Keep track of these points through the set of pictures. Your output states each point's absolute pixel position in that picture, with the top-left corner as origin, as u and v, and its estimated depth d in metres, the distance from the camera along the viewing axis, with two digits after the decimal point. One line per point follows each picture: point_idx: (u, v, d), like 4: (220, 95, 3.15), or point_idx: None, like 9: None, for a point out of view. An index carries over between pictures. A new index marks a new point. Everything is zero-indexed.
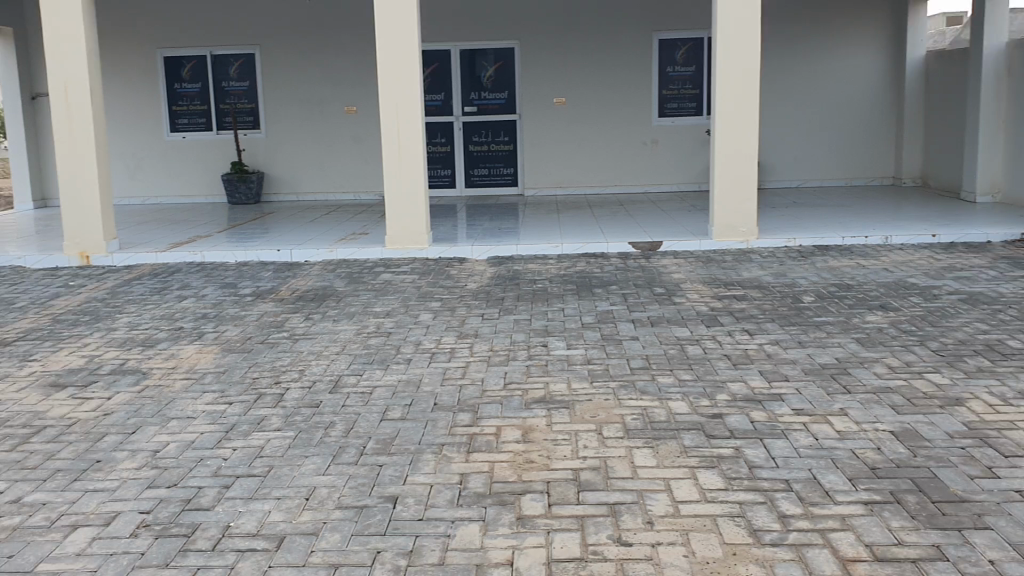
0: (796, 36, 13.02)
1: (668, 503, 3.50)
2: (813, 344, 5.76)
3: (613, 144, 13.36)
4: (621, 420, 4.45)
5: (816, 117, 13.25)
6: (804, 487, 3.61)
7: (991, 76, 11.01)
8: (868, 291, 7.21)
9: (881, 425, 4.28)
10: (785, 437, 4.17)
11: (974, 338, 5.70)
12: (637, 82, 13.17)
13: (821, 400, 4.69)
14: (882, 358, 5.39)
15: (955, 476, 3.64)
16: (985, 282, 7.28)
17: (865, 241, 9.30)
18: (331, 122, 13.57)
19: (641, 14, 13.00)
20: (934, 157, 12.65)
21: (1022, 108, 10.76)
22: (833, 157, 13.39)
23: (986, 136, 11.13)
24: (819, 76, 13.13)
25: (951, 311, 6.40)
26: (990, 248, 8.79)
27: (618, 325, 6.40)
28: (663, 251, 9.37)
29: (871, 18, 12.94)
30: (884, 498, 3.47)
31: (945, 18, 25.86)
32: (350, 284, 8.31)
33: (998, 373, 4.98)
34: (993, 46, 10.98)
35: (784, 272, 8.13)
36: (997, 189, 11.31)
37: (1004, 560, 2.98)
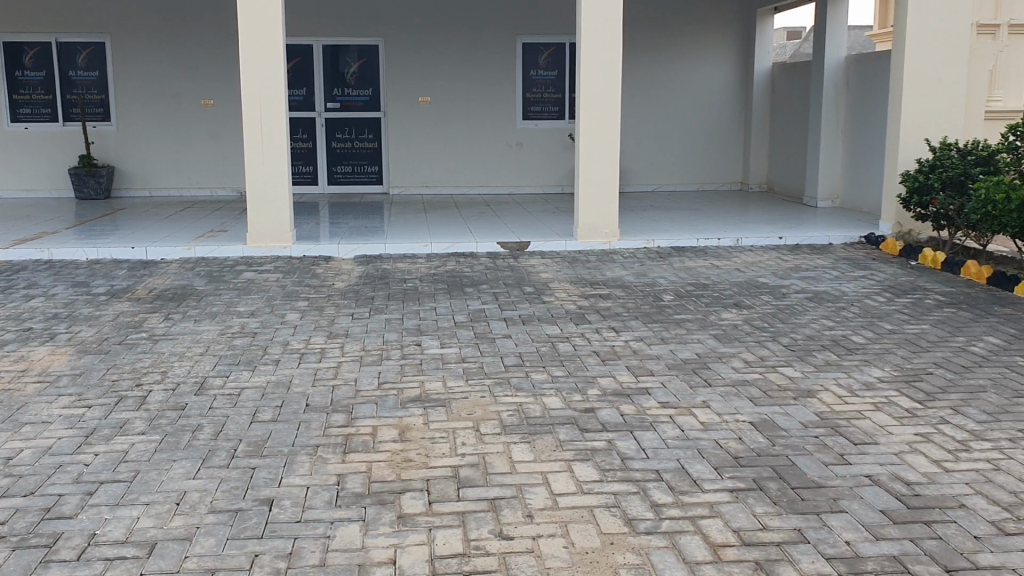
0: (654, 44, 13.46)
1: (546, 496, 3.58)
2: (675, 341, 5.99)
3: (477, 145, 13.46)
4: (497, 416, 4.51)
5: (671, 123, 13.75)
6: (674, 477, 3.76)
7: (832, 89, 11.69)
8: (724, 290, 7.55)
9: (741, 416, 4.50)
10: (653, 429, 4.33)
11: (822, 334, 6.06)
12: (501, 84, 13.31)
13: (685, 394, 4.89)
14: (739, 353, 5.66)
15: (811, 463, 3.87)
16: (830, 281, 7.75)
17: (719, 243, 9.72)
18: (186, 116, 13.11)
19: (505, 17, 13.15)
20: (779, 164, 13.35)
21: (859, 119, 11.48)
22: (687, 162, 13.92)
23: (827, 145, 11.83)
24: (674, 83, 13.63)
25: (800, 309, 6.78)
26: (833, 250, 9.34)
27: (489, 324, 6.47)
28: (530, 251, 9.51)
29: (723, 30, 13.54)
30: (748, 486, 3.66)
31: (786, 32, 27.34)
32: (212, 283, 8.06)
33: (845, 366, 5.31)
34: (834, 60, 11.65)
35: (645, 272, 8.40)
36: (836, 196, 12.05)
37: (858, 540, 3.19)
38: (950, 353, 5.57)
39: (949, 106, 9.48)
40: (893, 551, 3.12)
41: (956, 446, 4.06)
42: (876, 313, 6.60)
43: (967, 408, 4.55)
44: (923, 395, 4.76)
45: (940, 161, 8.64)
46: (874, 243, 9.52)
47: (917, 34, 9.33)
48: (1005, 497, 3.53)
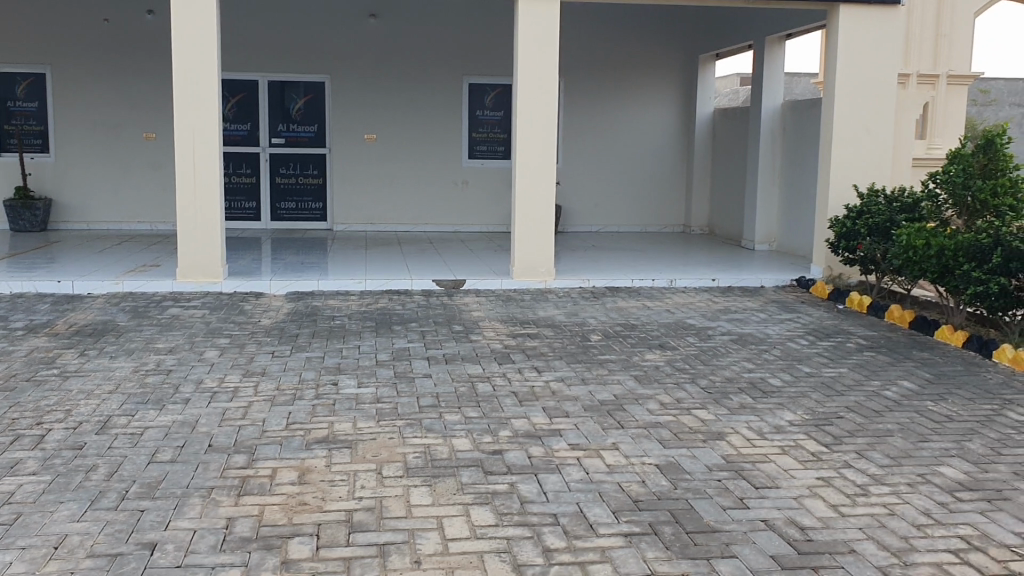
0: (599, 87, 13.60)
1: (438, 541, 3.52)
2: (595, 381, 5.98)
3: (422, 183, 13.47)
4: (402, 459, 4.44)
5: (615, 165, 13.88)
6: (570, 521, 3.72)
7: (768, 135, 11.90)
8: (650, 331, 7.59)
9: (648, 459, 4.48)
10: (558, 471, 4.29)
11: (740, 376, 6.10)
12: (446, 122, 13.36)
13: (595, 435, 4.86)
14: (656, 395, 5.66)
15: (710, 507, 3.86)
16: (755, 323, 7.82)
17: (653, 284, 9.78)
18: (127, 148, 12.96)
19: (451, 56, 13.22)
20: (719, 207, 13.52)
21: (794, 163, 11.68)
22: (630, 203, 14.03)
23: (764, 189, 12.03)
24: (618, 126, 13.76)
25: (723, 351, 6.82)
26: (764, 293, 9.45)
27: (411, 363, 6.41)
28: (466, 289, 9.48)
29: (666, 76, 13.75)
30: (643, 530, 3.63)
31: (737, 78, 27.80)
32: (135, 319, 7.90)
33: (758, 410, 5.32)
34: (770, 106, 11.88)
35: (576, 312, 8.42)
36: (772, 239, 12.22)
37: None
38: (863, 397, 5.62)
39: (877, 153, 9.69)
40: None
41: (856, 490, 4.08)
42: (796, 356, 6.65)
43: (871, 453, 4.57)
44: (830, 439, 4.79)
45: (866, 208, 8.80)
46: (805, 287, 9.64)
47: (846, 82, 9.55)
48: (895, 542, 3.54)
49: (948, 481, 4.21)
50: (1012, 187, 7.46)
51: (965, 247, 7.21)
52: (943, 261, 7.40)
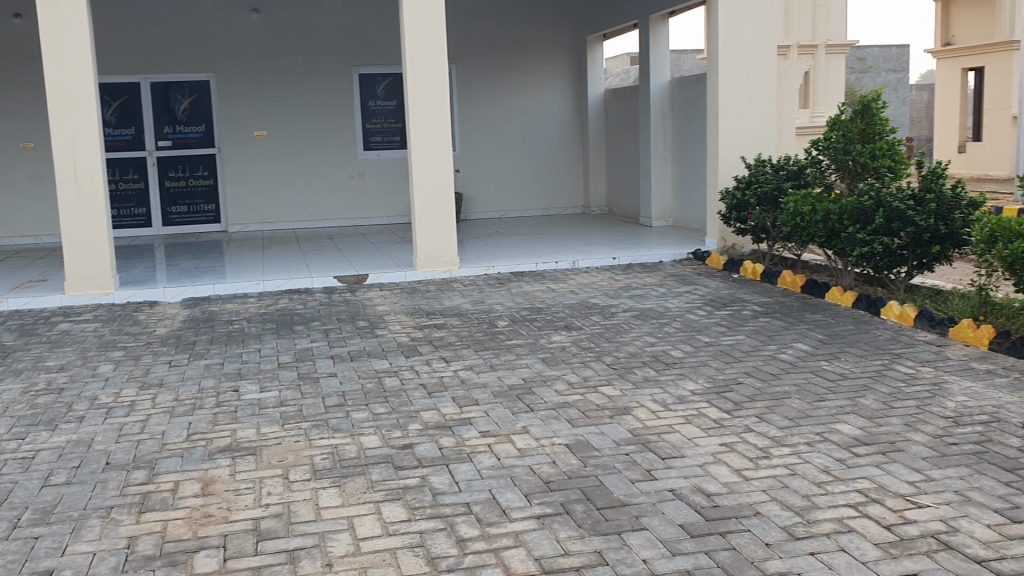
0: (491, 71, 13.58)
1: (349, 542, 3.47)
2: (503, 367, 5.99)
3: (319, 177, 13.24)
4: (310, 461, 4.37)
5: (512, 149, 13.88)
6: (483, 509, 3.71)
7: (658, 113, 12.10)
8: (555, 312, 7.63)
9: (558, 439, 4.51)
10: (468, 460, 4.28)
11: (644, 350, 6.19)
12: (338, 115, 13.16)
13: (505, 421, 4.86)
14: (563, 375, 5.71)
15: (618, 482, 3.90)
16: (656, 298, 7.95)
17: (556, 266, 9.84)
18: (3, 159, 12.36)
19: (339, 47, 13.01)
20: (617, 186, 13.69)
21: (685, 138, 11.88)
22: (530, 187, 14.07)
23: (658, 165, 12.21)
24: (512, 110, 13.77)
25: (626, 327, 6.91)
26: (663, 267, 9.60)
27: (315, 363, 6.30)
28: (369, 283, 9.36)
29: (556, 58, 13.82)
30: (555, 511, 3.65)
31: (627, 57, 28.10)
32: (21, 337, 7.54)
33: (662, 382, 5.42)
34: (658, 84, 12.07)
35: (481, 299, 8.42)
36: (668, 216, 12.42)
37: (655, 558, 3.22)
38: (761, 361, 5.77)
39: (762, 126, 9.94)
40: (687, 565, 3.16)
41: (758, 454, 4.18)
42: (696, 327, 6.79)
43: (771, 416, 4.70)
44: (731, 405, 4.90)
45: (755, 178, 9.00)
46: (701, 259, 9.85)
47: (728, 57, 9.75)
48: (797, 502, 3.65)
49: (845, 438, 4.36)
50: (890, 149, 7.74)
51: (849, 210, 7.45)
52: (829, 225, 7.64)
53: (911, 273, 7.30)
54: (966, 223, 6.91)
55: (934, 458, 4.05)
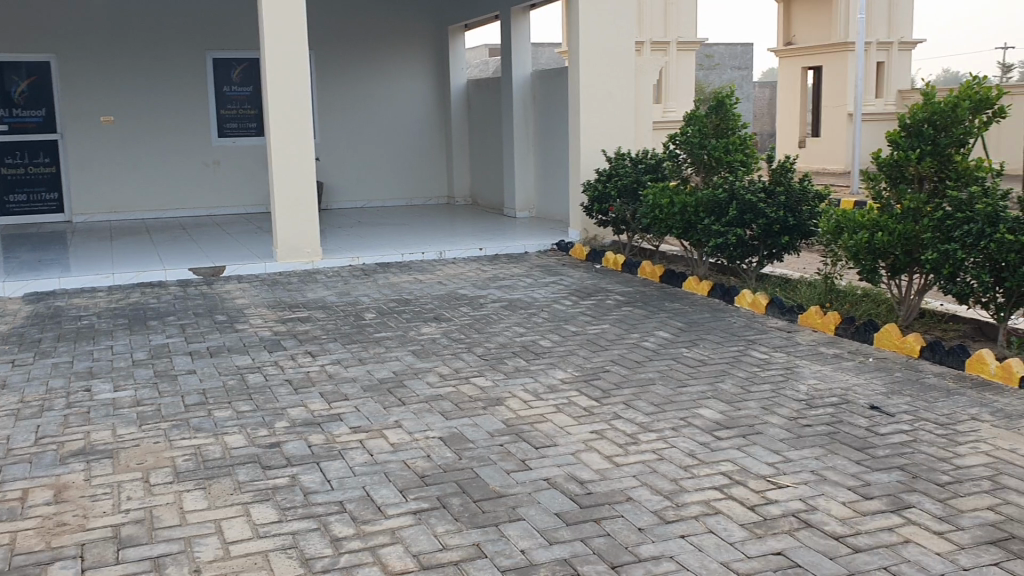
0: (350, 59, 13.34)
1: (218, 546, 3.34)
2: (372, 360, 5.90)
3: (171, 165, 12.69)
4: (172, 463, 4.18)
5: (373, 138, 13.70)
6: (357, 507, 3.64)
7: (520, 105, 12.18)
8: (423, 304, 7.59)
9: (431, 433, 4.48)
10: (340, 457, 4.20)
11: (513, 340, 6.22)
12: (191, 100, 12.63)
13: (376, 415, 4.80)
14: (434, 367, 5.67)
15: (493, 473, 3.91)
16: (523, 288, 8.01)
17: (423, 257, 9.77)
18: None
19: (190, 29, 12.49)
20: (480, 177, 13.71)
21: (546, 130, 12.01)
22: (393, 177, 13.93)
23: (521, 157, 12.29)
24: (373, 99, 13.58)
25: (494, 318, 6.93)
26: (528, 258, 9.70)
27: (173, 360, 6.04)
28: (226, 276, 9.04)
29: (417, 47, 13.71)
30: (431, 505, 3.63)
31: (486, 48, 28.25)
32: None
33: (532, 371, 5.46)
34: (520, 76, 12.15)
35: (346, 291, 8.27)
36: (531, 206, 12.53)
37: (533, 548, 3.24)
38: (626, 349, 5.90)
39: (620, 120, 10.16)
40: (565, 554, 3.19)
41: (627, 440, 4.27)
42: (563, 317, 6.88)
43: (638, 402, 4.82)
44: (600, 393, 4.99)
45: (616, 171, 9.16)
46: (564, 249, 9.98)
47: (588, 51, 9.93)
48: (666, 485, 3.74)
49: (708, 422, 4.51)
50: (742, 144, 8.04)
51: (705, 202, 7.67)
52: (686, 216, 7.85)
53: (762, 263, 7.62)
54: (812, 215, 7.33)
55: (791, 440, 4.24)
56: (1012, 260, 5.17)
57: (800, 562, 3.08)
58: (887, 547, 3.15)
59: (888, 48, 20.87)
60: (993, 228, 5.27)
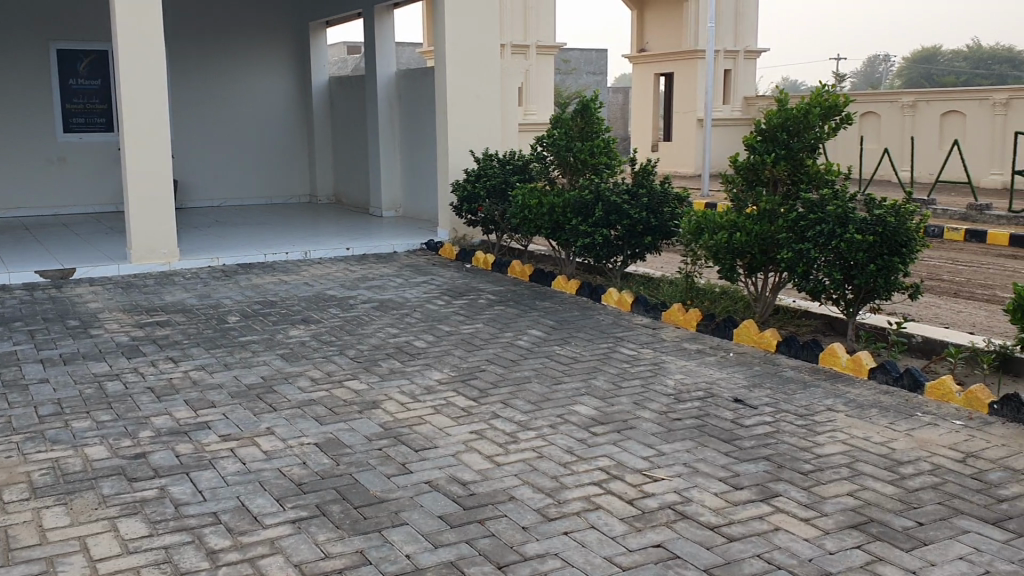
0: (206, 53, 12.88)
1: (84, 565, 3.17)
2: (239, 365, 5.72)
3: (11, 161, 11.89)
4: (27, 479, 3.92)
5: (232, 135, 13.27)
6: (233, 517, 3.53)
7: (385, 103, 12.06)
8: (290, 306, 7.41)
9: (306, 439, 4.38)
10: (211, 466, 4.05)
11: (386, 342, 6.16)
12: (33, 93, 11.88)
13: (247, 422, 4.66)
14: (305, 371, 5.55)
15: (374, 478, 3.86)
16: (392, 289, 7.94)
17: (287, 257, 9.55)
18: None
19: (31, 18, 11.75)
20: (344, 177, 13.51)
21: (412, 128, 11.94)
22: (253, 175, 13.54)
23: (386, 156, 12.17)
24: (231, 95, 13.16)
25: (365, 319, 6.84)
26: (396, 258, 9.62)
27: (22, 368, 5.67)
28: (76, 278, 8.57)
29: (277, 43, 13.38)
30: (310, 513, 3.55)
31: (344, 47, 27.80)
32: None
33: (407, 373, 5.43)
34: (385, 74, 12.04)
35: (208, 293, 7.99)
36: (398, 206, 12.45)
37: (417, 552, 3.22)
38: (500, 349, 5.94)
39: (487, 120, 10.21)
40: (451, 557, 3.19)
41: (506, 439, 4.29)
42: (435, 317, 6.86)
43: (515, 401, 4.85)
44: (477, 393, 5.00)
45: (484, 171, 9.19)
46: (433, 249, 9.95)
47: (454, 52, 9.93)
48: (547, 483, 3.78)
49: (583, 418, 4.59)
50: (606, 148, 8.21)
51: (572, 203, 7.80)
52: (555, 217, 7.95)
53: (626, 262, 7.81)
54: (673, 216, 7.56)
55: (663, 434, 4.36)
56: (860, 258, 5.46)
57: (678, 553, 3.17)
58: (759, 535, 3.28)
59: (735, 56, 21.75)
60: (843, 228, 5.57)
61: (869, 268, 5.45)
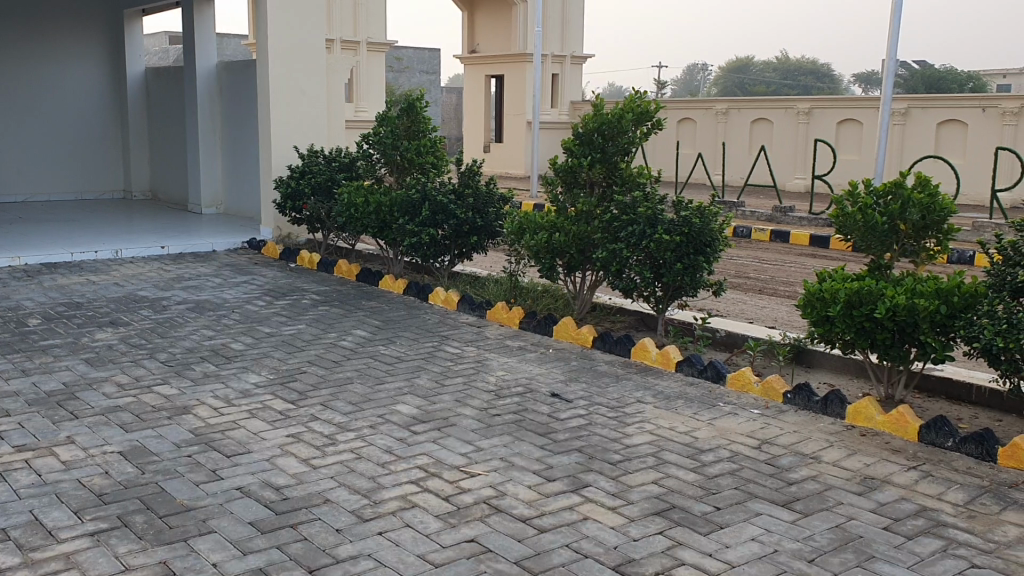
0: (8, 36, 11.98)
1: None
2: (38, 371, 5.37)
3: None
4: None
5: (38, 125, 12.39)
6: (24, 533, 3.31)
7: (205, 95, 11.60)
8: (98, 308, 7.01)
9: (109, 447, 4.17)
10: (3, 480, 3.78)
11: (202, 344, 5.94)
12: None
13: (44, 431, 4.37)
14: (111, 377, 5.27)
15: (181, 486, 3.72)
16: (210, 289, 7.65)
17: (96, 256, 9.05)
18: None
19: None
20: (162, 171, 12.96)
21: (233, 122, 11.56)
22: (61, 169, 12.72)
23: (206, 150, 11.71)
24: (36, 82, 12.29)
25: (179, 321, 6.56)
26: (216, 257, 9.29)
27: None
28: None
29: (86, 29, 12.63)
30: (111, 525, 3.38)
31: (166, 36, 26.54)
32: None
33: (222, 376, 5.25)
34: (205, 66, 11.59)
35: (5, 295, 7.44)
36: (219, 202, 12.03)
37: (225, 561, 3.12)
38: (321, 350, 5.83)
39: (312, 117, 10.02)
40: (260, 563, 3.11)
41: (324, 441, 4.23)
42: (254, 318, 6.66)
43: (334, 402, 4.78)
44: (295, 395, 4.90)
45: (309, 168, 8.99)
46: (255, 248, 9.67)
47: (278, 45, 9.68)
48: (364, 484, 3.75)
49: (404, 417, 4.57)
50: (432, 147, 8.24)
51: (399, 202, 7.77)
52: (381, 216, 7.89)
53: (453, 261, 7.83)
54: (498, 215, 7.66)
55: (482, 430, 4.41)
56: (669, 257, 5.73)
57: (491, 547, 3.22)
58: (569, 526, 3.38)
59: (561, 62, 22.23)
60: (653, 229, 5.81)
61: (676, 267, 5.73)
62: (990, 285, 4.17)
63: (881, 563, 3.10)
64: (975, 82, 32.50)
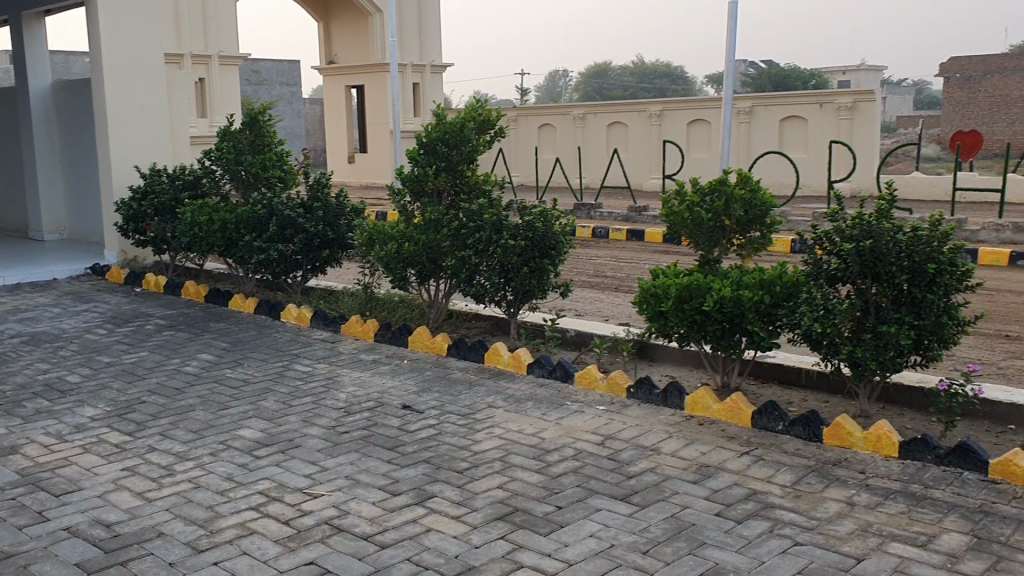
0: None
1: None
2: None
3: None
4: None
5: None
6: None
7: (41, 117, 11.04)
8: None
9: None
10: None
11: (35, 379, 5.64)
12: None
13: None
14: None
15: (2, 532, 3.52)
16: (48, 320, 7.28)
17: None
18: None
19: None
20: None
21: (73, 143, 11.05)
22: None
23: (44, 173, 11.15)
24: None
25: (11, 356, 6.21)
26: (56, 286, 8.85)
27: None
28: None
29: None
30: None
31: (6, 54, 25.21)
32: None
33: (55, 412, 4.99)
34: (39, 86, 11.04)
35: None
36: (62, 228, 11.47)
37: None
38: (164, 377, 5.63)
39: (155, 135, 9.68)
40: None
41: (160, 473, 4.08)
42: (94, 348, 6.37)
43: (174, 431, 4.63)
44: (133, 427, 4.71)
45: (150, 188, 8.67)
46: (99, 273, 9.27)
47: (114, 62, 9.31)
48: (201, 514, 3.64)
49: (247, 442, 4.46)
50: (279, 161, 8.06)
51: (245, 219, 7.57)
52: (227, 234, 7.67)
53: (306, 277, 7.71)
54: (349, 228, 7.59)
55: (327, 448, 4.35)
56: (516, 262, 5.80)
57: (330, 567, 3.18)
58: (410, 539, 3.36)
59: (421, 70, 22.24)
60: (499, 235, 5.88)
61: (523, 271, 5.81)
62: (807, 273, 4.38)
63: (710, 548, 3.21)
64: (816, 79, 34.08)
